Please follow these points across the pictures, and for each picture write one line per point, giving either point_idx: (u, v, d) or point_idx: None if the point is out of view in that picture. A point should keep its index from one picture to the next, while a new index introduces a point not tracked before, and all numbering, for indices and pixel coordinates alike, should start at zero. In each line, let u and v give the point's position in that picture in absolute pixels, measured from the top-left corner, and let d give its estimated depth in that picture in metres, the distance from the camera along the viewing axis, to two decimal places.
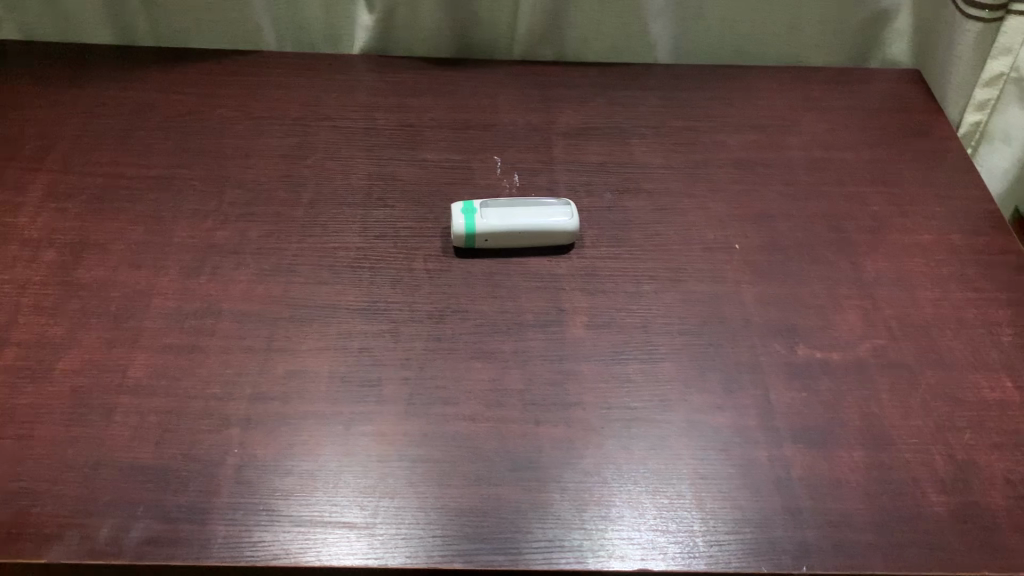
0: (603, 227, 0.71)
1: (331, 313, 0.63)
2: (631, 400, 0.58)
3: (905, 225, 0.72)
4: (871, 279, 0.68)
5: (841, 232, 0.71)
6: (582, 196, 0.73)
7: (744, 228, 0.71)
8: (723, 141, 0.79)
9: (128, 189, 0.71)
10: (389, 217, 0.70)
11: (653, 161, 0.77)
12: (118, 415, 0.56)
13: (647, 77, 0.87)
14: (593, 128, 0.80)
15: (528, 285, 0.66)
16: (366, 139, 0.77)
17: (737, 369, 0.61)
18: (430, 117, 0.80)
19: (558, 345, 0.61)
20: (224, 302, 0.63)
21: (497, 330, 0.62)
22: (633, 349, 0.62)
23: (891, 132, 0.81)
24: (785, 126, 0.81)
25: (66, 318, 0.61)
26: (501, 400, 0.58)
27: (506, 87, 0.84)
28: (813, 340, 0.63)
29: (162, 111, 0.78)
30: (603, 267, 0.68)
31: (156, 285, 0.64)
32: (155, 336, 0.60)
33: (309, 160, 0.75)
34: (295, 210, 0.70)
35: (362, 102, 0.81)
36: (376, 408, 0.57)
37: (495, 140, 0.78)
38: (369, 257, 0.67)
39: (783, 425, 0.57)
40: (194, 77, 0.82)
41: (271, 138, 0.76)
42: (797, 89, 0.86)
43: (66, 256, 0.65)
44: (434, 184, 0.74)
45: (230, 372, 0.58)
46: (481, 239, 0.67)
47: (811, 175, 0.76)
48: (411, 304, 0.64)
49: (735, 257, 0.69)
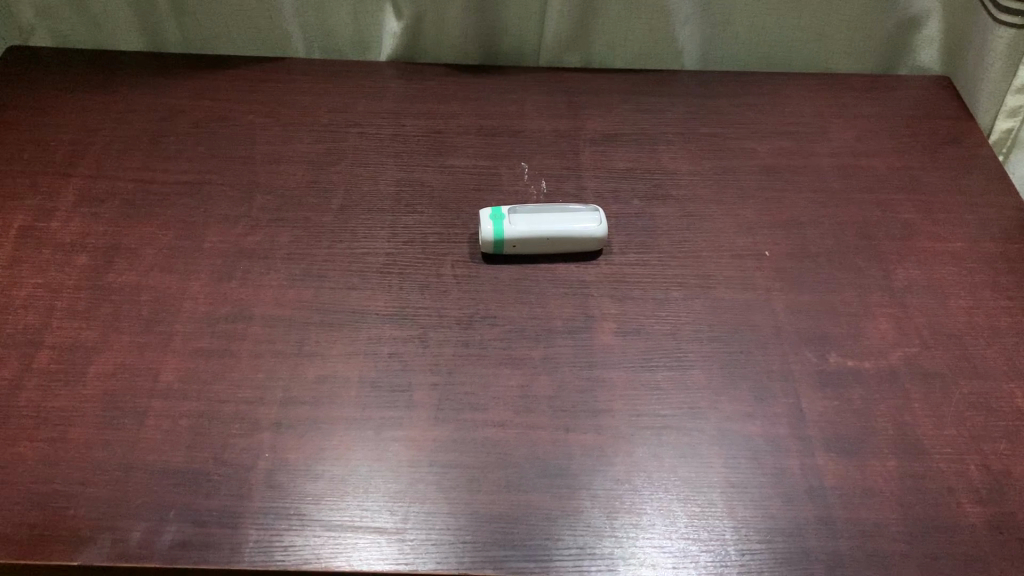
0: (631, 235, 0.71)
1: (360, 319, 0.63)
2: (661, 408, 0.58)
3: (937, 232, 0.71)
4: (903, 287, 0.67)
5: (871, 239, 0.71)
6: (610, 202, 0.73)
7: (773, 235, 0.71)
8: (751, 147, 0.79)
9: (159, 194, 0.71)
10: (417, 223, 0.71)
11: (681, 168, 0.77)
12: (150, 419, 0.56)
13: (674, 84, 0.86)
14: (620, 135, 0.80)
15: (556, 291, 0.66)
16: (393, 145, 0.78)
17: (768, 377, 0.60)
18: (457, 124, 0.80)
19: (588, 352, 0.61)
20: (254, 307, 0.63)
21: (526, 336, 0.62)
22: (662, 356, 0.61)
23: (921, 139, 0.80)
24: (814, 133, 0.81)
25: (98, 322, 0.61)
26: (530, 406, 0.58)
27: (533, 93, 0.84)
28: (844, 348, 0.63)
29: (192, 117, 0.79)
30: (631, 274, 0.67)
31: (187, 289, 0.64)
32: (186, 339, 0.61)
33: (337, 167, 0.75)
34: (324, 216, 0.71)
35: (390, 108, 0.81)
36: (405, 414, 0.57)
37: (522, 147, 0.78)
38: (398, 263, 0.67)
39: (815, 434, 0.57)
40: (224, 84, 0.83)
41: (300, 144, 0.77)
42: (825, 95, 0.85)
43: (98, 260, 0.66)
44: (462, 190, 0.74)
45: (261, 377, 0.59)
46: (510, 244, 0.67)
47: (841, 182, 0.76)
48: (440, 310, 0.64)
49: (765, 264, 0.68)
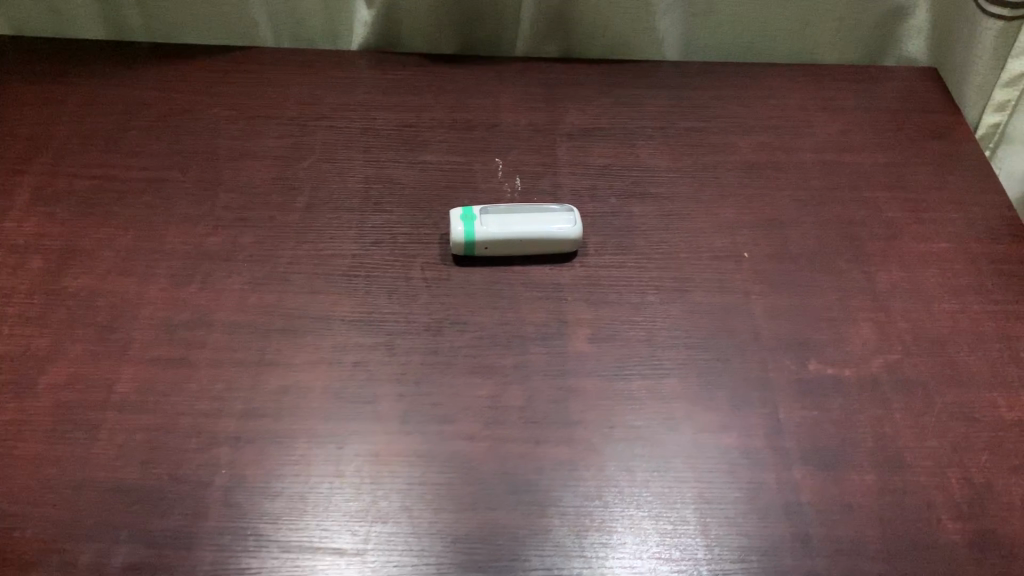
0: (607, 234, 0.69)
1: (325, 325, 0.61)
2: (636, 419, 0.56)
3: (921, 232, 0.70)
4: (885, 291, 0.65)
5: (853, 240, 0.69)
6: (586, 201, 0.71)
7: (754, 235, 0.69)
8: (732, 142, 0.77)
9: (119, 192, 0.69)
10: (386, 223, 0.68)
11: (659, 164, 0.75)
12: (103, 433, 0.54)
13: (655, 75, 0.84)
14: (598, 130, 0.77)
15: (529, 295, 0.64)
16: (364, 139, 0.75)
17: (746, 386, 0.59)
18: (430, 117, 0.78)
19: (560, 360, 0.59)
20: (214, 313, 0.61)
21: (497, 343, 0.60)
22: (638, 364, 0.59)
23: (907, 134, 0.78)
24: (796, 127, 0.79)
25: (52, 329, 0.59)
26: (500, 418, 0.56)
27: (509, 85, 0.82)
28: (823, 354, 0.61)
29: (155, 110, 0.76)
30: (607, 276, 0.65)
31: (146, 294, 0.62)
32: (143, 348, 0.58)
33: (304, 163, 0.72)
34: (290, 215, 0.68)
35: (360, 101, 0.79)
36: (370, 426, 0.55)
37: (496, 142, 0.76)
38: (365, 265, 0.65)
39: (793, 445, 0.55)
40: (188, 74, 0.80)
41: (267, 139, 0.74)
42: (809, 87, 0.83)
43: (53, 263, 0.63)
44: (434, 187, 0.72)
45: (220, 388, 0.56)
46: (481, 247, 0.65)
47: (824, 179, 0.74)
48: (408, 316, 0.62)
49: (745, 266, 0.66)
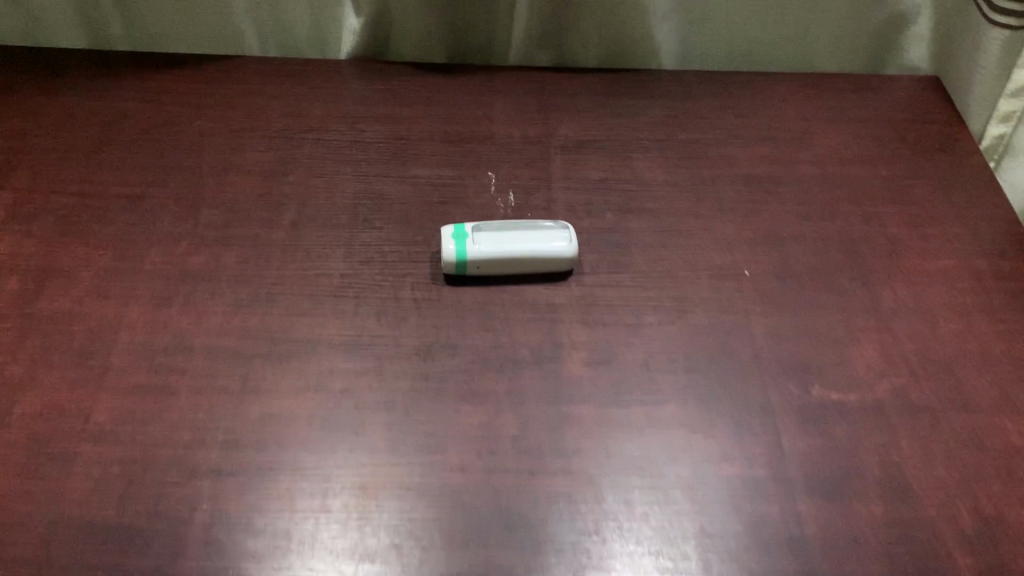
0: (603, 252, 0.66)
1: (311, 350, 0.58)
2: (634, 448, 0.54)
3: (926, 248, 0.68)
4: (889, 311, 0.63)
5: (856, 256, 0.67)
6: (582, 217, 0.69)
7: (754, 252, 0.67)
8: (731, 155, 0.75)
9: (98, 209, 0.66)
10: (375, 240, 0.66)
11: (656, 177, 0.73)
12: (78, 466, 0.51)
13: (651, 84, 0.82)
14: (593, 142, 0.75)
15: (523, 316, 0.62)
16: (352, 152, 0.73)
17: (748, 411, 0.57)
18: (421, 129, 0.76)
19: (555, 385, 0.57)
20: (196, 337, 0.59)
21: (489, 367, 0.58)
22: (636, 389, 0.57)
23: (909, 145, 0.76)
24: (797, 138, 0.77)
25: (26, 355, 0.57)
26: (493, 448, 0.54)
27: (502, 95, 0.79)
28: (827, 378, 0.59)
29: (137, 122, 0.74)
30: (603, 296, 0.63)
31: (125, 317, 0.59)
32: (121, 374, 0.56)
33: (290, 177, 0.70)
34: (275, 233, 0.66)
35: (349, 112, 0.77)
36: (358, 458, 0.53)
37: (489, 155, 0.74)
38: (353, 285, 0.63)
39: (796, 475, 0.54)
40: (171, 85, 0.77)
41: (252, 152, 0.72)
42: (809, 97, 0.81)
43: (28, 284, 0.61)
44: (424, 203, 0.69)
45: (201, 417, 0.54)
46: (473, 266, 0.63)
47: (825, 193, 0.72)
48: (398, 339, 0.60)
49: (745, 285, 0.64)
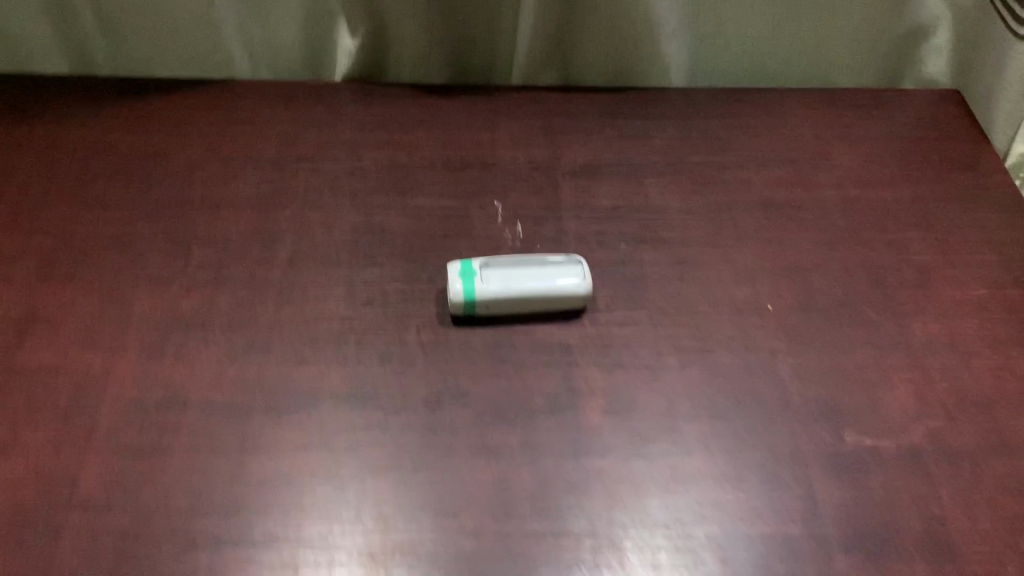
0: (618, 287, 0.63)
1: (313, 402, 0.55)
2: (659, 505, 0.51)
3: (956, 277, 0.65)
4: (921, 347, 0.60)
5: (883, 288, 0.64)
6: (594, 248, 0.66)
7: (776, 285, 0.64)
8: (747, 178, 0.72)
9: (83, 250, 0.63)
10: (377, 278, 0.62)
11: (670, 204, 0.69)
12: (65, 538, 0.48)
13: (661, 102, 0.78)
14: (603, 166, 0.72)
15: (536, 360, 0.58)
16: (350, 182, 0.69)
17: (777, 462, 0.53)
18: (422, 155, 0.72)
19: (573, 436, 0.54)
20: (189, 391, 0.55)
21: (502, 418, 0.55)
22: (658, 439, 0.54)
23: (933, 165, 0.73)
24: (815, 158, 0.73)
25: (8, 414, 0.53)
26: (509, 508, 0.50)
27: (505, 117, 0.76)
28: (860, 423, 0.56)
29: (123, 154, 0.70)
30: (620, 336, 0.60)
31: (113, 369, 0.56)
32: (110, 434, 0.53)
33: (286, 210, 0.67)
34: (271, 272, 0.62)
35: (346, 138, 0.73)
36: (366, 523, 0.49)
37: (494, 182, 0.70)
38: (355, 328, 0.59)
39: (832, 531, 0.50)
40: (159, 112, 0.74)
41: (245, 184, 0.68)
42: (826, 113, 0.78)
43: (9, 335, 0.57)
44: (428, 236, 0.66)
45: (196, 480, 0.51)
46: (482, 306, 0.60)
47: (847, 218, 0.69)
48: (404, 388, 0.56)
49: (769, 321, 0.61)
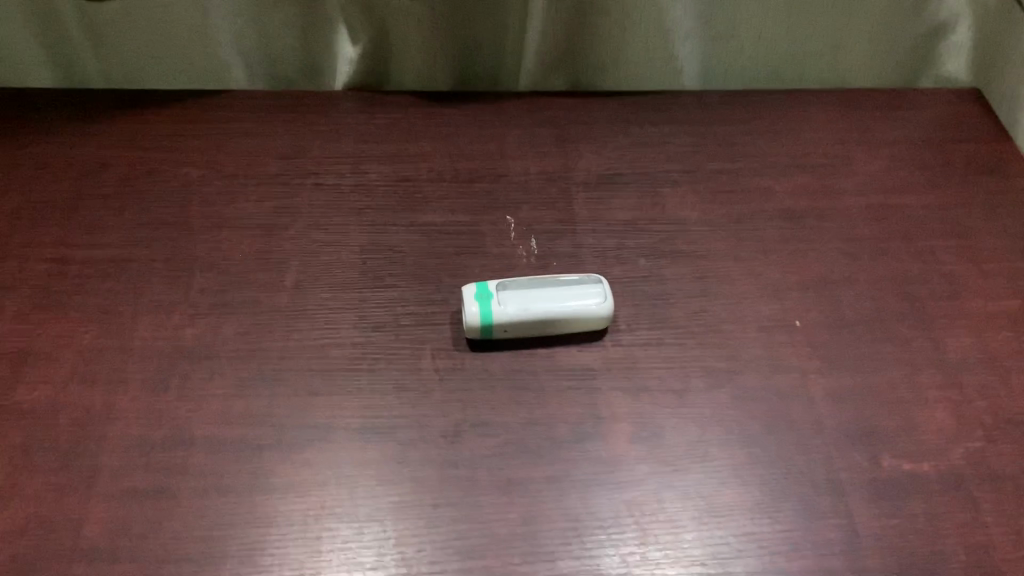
0: (640, 305, 0.61)
1: (327, 437, 0.52)
2: (694, 541, 0.49)
3: (988, 288, 0.62)
4: (955, 363, 0.58)
5: (914, 301, 0.61)
6: (613, 264, 0.63)
7: (803, 300, 0.61)
8: (767, 186, 0.69)
9: (79, 277, 0.60)
10: (389, 300, 0.60)
11: (689, 215, 0.67)
12: None
13: (675, 107, 0.76)
14: (618, 176, 0.69)
15: (558, 386, 0.56)
16: (356, 198, 0.67)
17: (814, 491, 0.51)
18: (430, 168, 0.69)
19: (601, 468, 0.51)
20: (196, 427, 0.52)
21: (526, 450, 0.52)
22: (690, 469, 0.52)
23: (957, 168, 0.71)
24: (836, 164, 0.71)
25: (5, 458, 0.50)
26: (537, 548, 0.48)
27: (515, 126, 0.73)
28: (897, 447, 0.54)
29: (118, 173, 0.67)
30: (644, 358, 0.57)
31: (115, 406, 0.53)
32: (115, 477, 0.50)
33: (290, 230, 0.64)
34: (277, 297, 0.60)
35: (350, 151, 0.70)
36: (387, 567, 0.47)
37: (506, 196, 0.68)
38: (367, 355, 0.57)
39: (875, 564, 0.48)
40: (153, 127, 0.71)
41: (246, 202, 0.66)
42: (844, 116, 0.75)
43: (4, 371, 0.54)
44: (440, 254, 0.63)
45: (207, 525, 0.48)
46: (500, 328, 0.57)
47: (872, 227, 0.66)
48: (422, 419, 0.53)
49: (797, 339, 0.59)
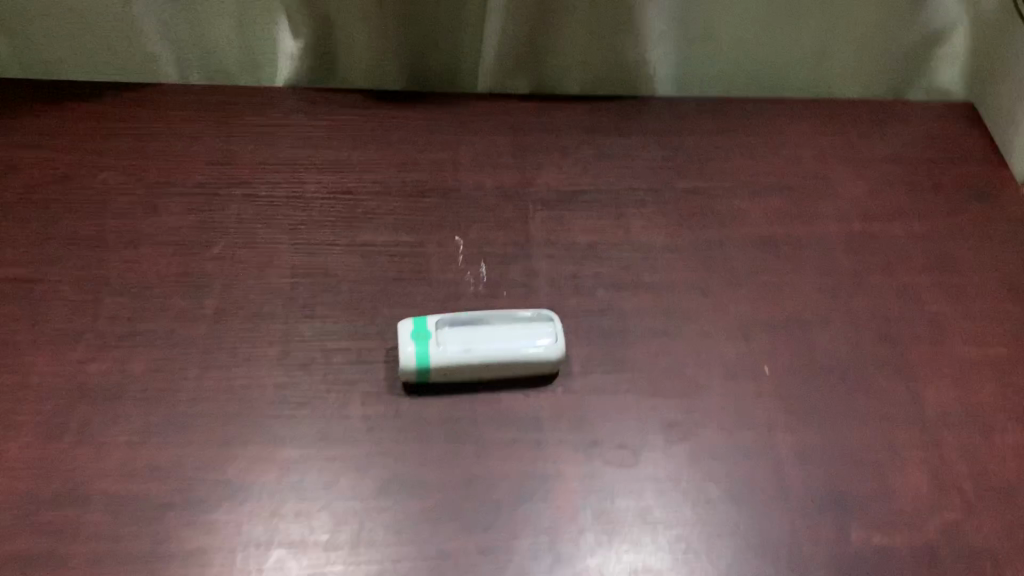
0: (595, 344, 0.55)
1: (238, 495, 0.47)
2: None
3: (974, 332, 0.57)
4: (935, 419, 0.53)
5: (893, 345, 0.57)
6: (568, 295, 0.58)
7: (773, 342, 0.56)
8: (741, 209, 0.64)
9: None
10: (319, 334, 0.54)
11: (654, 240, 0.61)
12: None
13: (645, 115, 0.70)
14: (579, 194, 0.64)
15: (500, 438, 0.50)
16: (290, 213, 0.61)
17: (776, 567, 0.46)
18: (374, 179, 0.63)
19: (543, 537, 0.46)
20: (93, 481, 0.47)
21: (460, 515, 0.47)
22: (640, 540, 0.47)
23: (948, 192, 0.66)
24: (816, 185, 0.65)
25: None
26: None
27: (470, 132, 0.67)
28: (869, 516, 0.49)
29: (27, 178, 0.61)
30: (596, 407, 0.52)
31: (3, 456, 0.48)
32: None
33: (214, 249, 0.58)
34: (195, 328, 0.54)
35: (287, 157, 0.64)
36: None
37: (456, 213, 0.62)
38: (290, 399, 0.51)
39: None
40: (71, 125, 0.64)
41: (168, 215, 0.60)
42: (828, 130, 0.70)
43: None
44: (379, 280, 0.57)
45: None
46: (438, 372, 0.52)
47: (852, 259, 0.61)
48: (346, 476, 0.48)
49: (765, 388, 0.54)
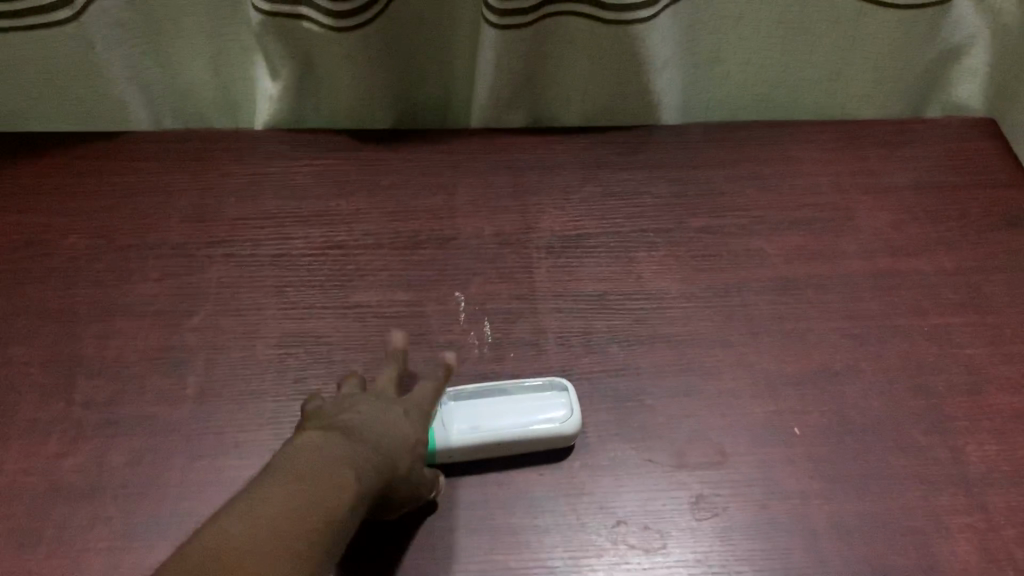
0: (612, 410, 0.51)
1: None
2: None
3: (1013, 378, 0.54)
4: (980, 479, 0.49)
5: (929, 397, 0.53)
6: (580, 355, 0.54)
7: (802, 399, 0.52)
8: (758, 248, 0.60)
9: None
10: None
11: (667, 287, 0.57)
12: None
13: (650, 147, 0.66)
14: (585, 238, 0.60)
15: (515, 525, 0.46)
16: (276, 273, 0.56)
17: None
18: (364, 230, 0.59)
19: None
20: None
21: None
22: None
23: (975, 219, 0.62)
24: (836, 218, 0.62)
25: None
26: None
27: (465, 173, 0.63)
28: None
29: None
30: (617, 483, 0.48)
31: None
32: None
33: (196, 317, 0.54)
34: (178, 410, 0.50)
35: (271, 209, 0.60)
36: None
37: (454, 265, 0.58)
38: None
39: None
40: (37, 185, 0.60)
41: (145, 282, 0.55)
42: (843, 156, 0.66)
43: None
44: (375, 346, 0.53)
45: None
46: (443, 456, 0.47)
47: (879, 300, 0.57)
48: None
49: (797, 452, 0.50)
